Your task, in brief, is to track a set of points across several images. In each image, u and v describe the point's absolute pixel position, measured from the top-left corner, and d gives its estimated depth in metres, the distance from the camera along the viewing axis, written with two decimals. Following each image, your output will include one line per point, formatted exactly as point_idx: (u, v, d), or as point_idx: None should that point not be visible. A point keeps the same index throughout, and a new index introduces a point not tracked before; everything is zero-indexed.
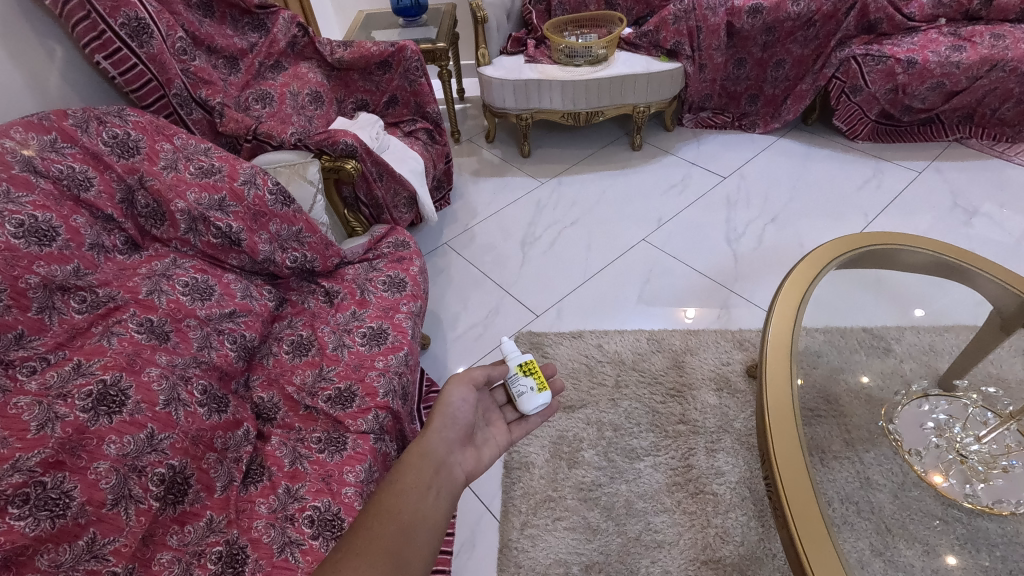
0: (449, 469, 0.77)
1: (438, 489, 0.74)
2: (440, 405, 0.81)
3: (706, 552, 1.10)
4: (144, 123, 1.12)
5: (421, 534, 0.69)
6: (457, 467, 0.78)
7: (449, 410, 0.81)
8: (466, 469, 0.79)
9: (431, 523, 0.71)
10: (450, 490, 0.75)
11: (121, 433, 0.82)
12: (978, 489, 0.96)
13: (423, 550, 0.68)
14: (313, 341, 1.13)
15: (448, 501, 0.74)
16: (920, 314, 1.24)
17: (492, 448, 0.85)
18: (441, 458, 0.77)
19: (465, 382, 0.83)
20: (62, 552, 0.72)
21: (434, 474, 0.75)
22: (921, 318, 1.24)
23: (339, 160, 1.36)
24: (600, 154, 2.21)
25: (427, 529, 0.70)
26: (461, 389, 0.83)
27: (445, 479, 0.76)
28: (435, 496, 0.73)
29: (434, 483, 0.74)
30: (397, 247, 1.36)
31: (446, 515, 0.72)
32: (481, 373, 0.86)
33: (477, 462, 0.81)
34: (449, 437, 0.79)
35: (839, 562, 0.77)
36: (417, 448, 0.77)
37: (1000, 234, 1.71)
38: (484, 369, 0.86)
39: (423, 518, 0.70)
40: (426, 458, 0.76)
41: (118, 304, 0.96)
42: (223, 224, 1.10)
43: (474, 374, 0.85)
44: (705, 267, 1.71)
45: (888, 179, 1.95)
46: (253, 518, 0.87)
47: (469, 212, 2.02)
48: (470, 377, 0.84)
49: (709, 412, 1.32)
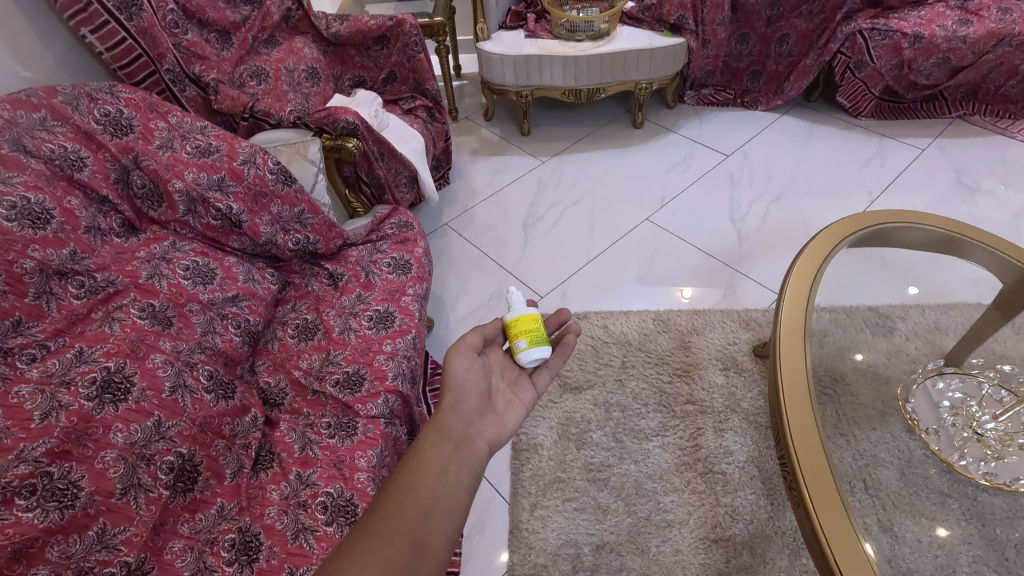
0: (470, 443, 0.72)
1: (459, 464, 0.69)
2: (447, 379, 0.74)
3: (716, 531, 1.11)
4: (137, 100, 1.08)
5: (443, 512, 0.64)
6: (479, 440, 0.73)
7: (459, 378, 0.75)
8: (487, 439, 0.74)
9: (453, 500, 0.66)
10: (472, 466, 0.70)
11: (128, 421, 0.80)
12: (994, 467, 0.99)
13: (445, 530, 0.63)
14: (319, 324, 1.11)
15: (470, 478, 0.69)
16: (915, 292, 1.23)
17: (513, 412, 0.79)
18: (462, 432, 0.71)
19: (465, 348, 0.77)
20: (72, 543, 0.71)
21: (454, 449, 0.70)
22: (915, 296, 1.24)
23: (340, 138, 1.31)
24: (601, 132, 2.17)
25: (448, 509, 0.65)
26: (462, 360, 0.76)
27: (466, 454, 0.70)
28: (456, 472, 0.68)
29: (455, 459, 0.69)
30: (400, 228, 1.33)
31: (468, 493, 0.67)
32: (476, 338, 0.79)
33: (500, 430, 0.76)
34: (467, 409, 0.74)
35: (857, 542, 0.78)
36: (435, 423, 0.71)
37: (1003, 212, 1.71)
38: (477, 332, 0.80)
39: (445, 497, 0.65)
40: (445, 434, 0.70)
41: (118, 289, 0.93)
42: (223, 205, 1.07)
43: (472, 340, 0.78)
44: (710, 246, 1.70)
45: (891, 156, 1.93)
46: (264, 505, 0.86)
47: (469, 192, 1.98)
48: (467, 340, 0.78)
49: (717, 391, 1.32)
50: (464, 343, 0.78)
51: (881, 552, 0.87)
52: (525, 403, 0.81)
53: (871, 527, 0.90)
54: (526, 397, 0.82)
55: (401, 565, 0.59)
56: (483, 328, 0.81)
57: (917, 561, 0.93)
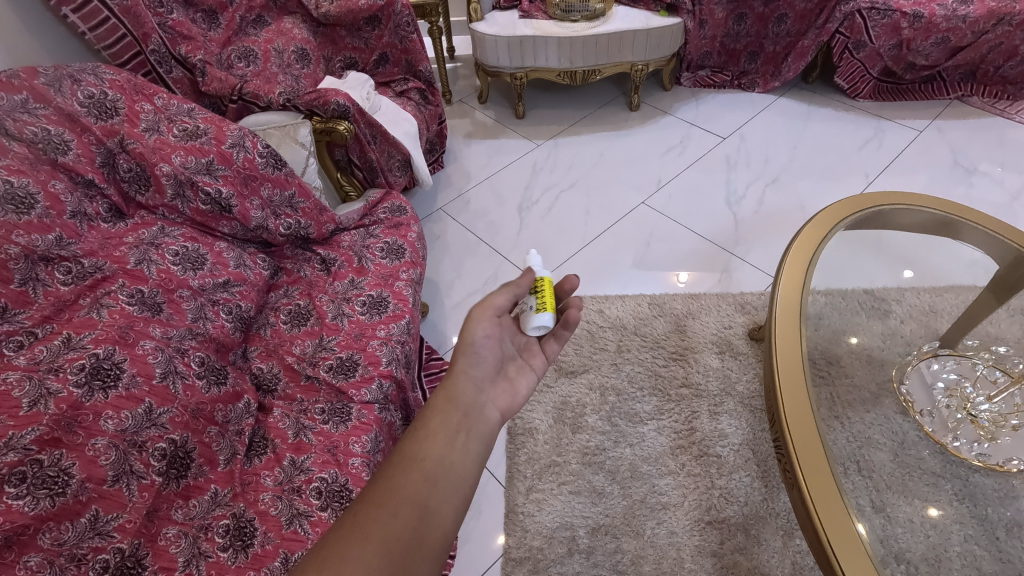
0: (479, 410, 0.71)
1: (467, 434, 0.68)
2: (462, 344, 0.74)
3: (711, 513, 1.11)
4: (121, 82, 1.05)
5: (450, 482, 0.63)
6: (489, 408, 0.72)
7: (469, 342, 0.74)
8: (499, 407, 0.73)
9: (461, 469, 0.65)
10: (481, 434, 0.69)
11: (118, 408, 0.79)
12: (987, 448, 0.99)
13: (451, 501, 0.62)
14: (311, 310, 1.10)
15: (479, 447, 0.67)
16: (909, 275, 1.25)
17: (525, 378, 0.77)
18: (470, 400, 0.71)
19: (484, 312, 0.76)
20: (64, 530, 0.70)
21: (462, 418, 0.69)
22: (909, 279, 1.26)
23: (331, 121, 1.30)
24: (597, 115, 2.15)
25: (454, 480, 0.63)
26: (481, 326, 0.75)
27: (475, 422, 0.70)
28: (464, 442, 0.67)
29: (463, 428, 0.68)
30: (393, 213, 1.32)
31: (476, 463, 0.66)
32: (502, 299, 0.78)
33: (512, 398, 0.75)
34: (476, 375, 0.73)
35: (851, 523, 0.78)
36: (443, 392, 0.71)
37: (999, 194, 1.70)
38: (505, 293, 0.79)
39: (452, 467, 0.64)
40: (452, 402, 0.70)
41: (106, 275, 0.91)
42: (212, 189, 1.05)
43: (495, 302, 0.78)
44: (707, 230, 1.69)
45: (889, 138, 1.92)
46: (259, 491, 0.85)
47: (463, 175, 1.96)
48: (491, 303, 0.77)
49: (712, 375, 1.32)
50: (485, 307, 0.77)
51: (873, 532, 0.88)
52: (538, 369, 0.79)
53: (864, 508, 0.91)
54: (539, 363, 0.80)
55: (404, 536, 0.57)
56: (513, 288, 0.79)
57: (908, 541, 0.93)
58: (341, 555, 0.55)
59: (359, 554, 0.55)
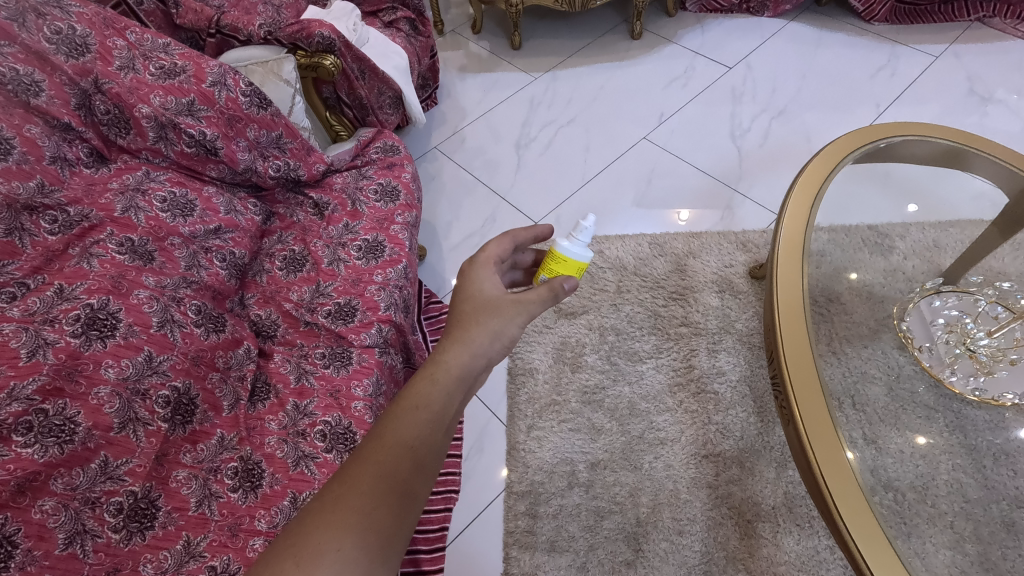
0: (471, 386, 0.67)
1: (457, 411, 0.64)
2: (491, 326, 0.65)
3: (707, 447, 1.14)
4: (89, 15, 0.97)
5: (432, 464, 0.61)
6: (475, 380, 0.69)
7: (499, 334, 0.66)
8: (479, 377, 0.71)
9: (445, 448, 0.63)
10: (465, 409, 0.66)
11: (118, 357, 0.79)
12: (982, 382, 1.00)
13: (429, 482, 0.61)
14: (306, 256, 1.08)
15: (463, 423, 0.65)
16: (914, 208, 1.23)
17: None
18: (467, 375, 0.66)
19: (522, 312, 0.67)
20: (76, 475, 0.72)
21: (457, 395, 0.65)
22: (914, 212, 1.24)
23: (317, 56, 1.22)
24: (597, 44, 2.04)
25: (437, 462, 0.61)
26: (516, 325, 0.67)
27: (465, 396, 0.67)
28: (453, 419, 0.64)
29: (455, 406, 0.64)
30: (385, 153, 1.28)
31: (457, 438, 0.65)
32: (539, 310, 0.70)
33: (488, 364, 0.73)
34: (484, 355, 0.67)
35: (843, 457, 0.80)
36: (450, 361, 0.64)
37: (1013, 123, 1.64)
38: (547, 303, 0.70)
39: (438, 449, 0.62)
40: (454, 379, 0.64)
41: (94, 223, 0.89)
42: (196, 130, 1.00)
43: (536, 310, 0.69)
44: (710, 165, 1.64)
45: (902, 65, 1.83)
46: (264, 435, 0.88)
47: (458, 111, 1.89)
48: (530, 306, 0.67)
49: (711, 314, 1.32)
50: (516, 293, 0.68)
51: (864, 462, 0.91)
52: None
53: (856, 439, 0.93)
54: None
55: (385, 528, 0.56)
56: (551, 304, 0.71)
57: (896, 470, 0.97)
58: (319, 547, 0.53)
59: (336, 549, 0.53)
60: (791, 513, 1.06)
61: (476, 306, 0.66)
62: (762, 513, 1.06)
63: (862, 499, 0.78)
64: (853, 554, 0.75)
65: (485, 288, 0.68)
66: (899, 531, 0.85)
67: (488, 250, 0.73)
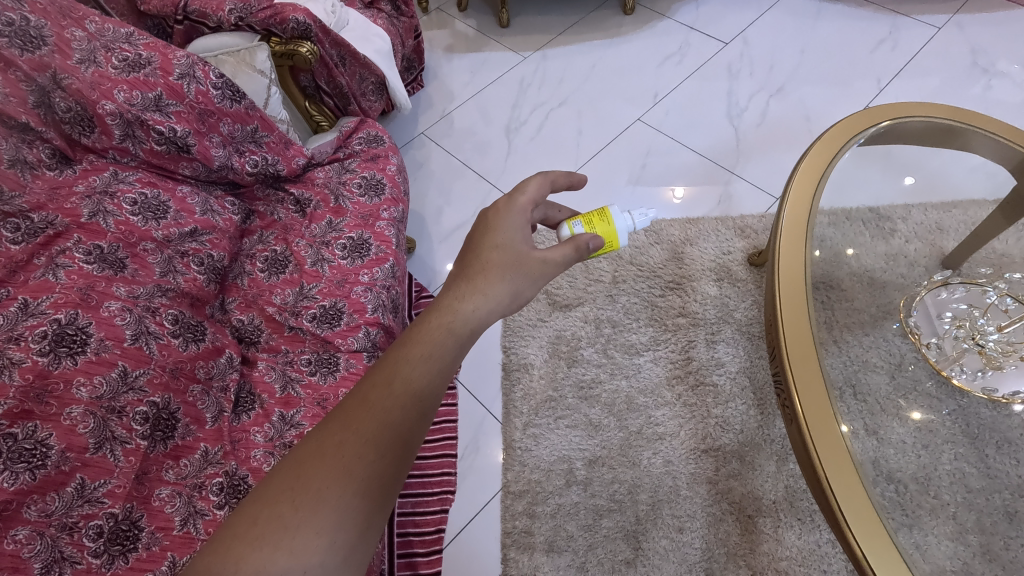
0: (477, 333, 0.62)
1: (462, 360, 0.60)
2: (509, 273, 0.61)
3: (707, 442, 1.12)
4: (42, 3, 0.89)
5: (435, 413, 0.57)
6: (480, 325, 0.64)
7: (518, 297, 0.62)
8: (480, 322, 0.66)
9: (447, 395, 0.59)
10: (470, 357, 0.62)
11: (89, 374, 0.75)
12: (988, 376, 0.97)
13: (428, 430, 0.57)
14: (289, 256, 1.03)
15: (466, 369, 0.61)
16: (909, 182, 1.18)
17: None
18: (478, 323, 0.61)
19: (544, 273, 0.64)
20: (50, 501, 0.69)
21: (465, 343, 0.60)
22: (909, 185, 1.19)
23: (292, 42, 1.16)
24: (587, 20, 1.96)
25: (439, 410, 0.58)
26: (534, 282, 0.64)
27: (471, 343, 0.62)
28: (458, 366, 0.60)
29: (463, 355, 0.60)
30: (368, 144, 1.22)
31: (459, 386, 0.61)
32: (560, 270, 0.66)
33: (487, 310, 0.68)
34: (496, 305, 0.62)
35: (850, 460, 0.78)
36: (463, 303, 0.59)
37: (1017, 95, 1.59)
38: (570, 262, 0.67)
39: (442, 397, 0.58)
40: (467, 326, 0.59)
41: (59, 231, 0.84)
42: (165, 127, 0.95)
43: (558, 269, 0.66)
44: (707, 147, 1.59)
45: (903, 38, 1.77)
46: (250, 448, 0.84)
47: (445, 94, 1.82)
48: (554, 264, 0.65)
49: (710, 303, 1.29)
50: (545, 257, 0.64)
51: (866, 454, 0.89)
52: None
53: (859, 432, 0.91)
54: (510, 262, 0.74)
55: (385, 479, 0.53)
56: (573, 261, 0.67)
57: (899, 461, 0.95)
58: (318, 495, 0.50)
59: (336, 499, 0.50)
60: (792, 508, 1.04)
61: (501, 259, 0.62)
62: (762, 508, 1.05)
63: (867, 500, 0.76)
64: (858, 557, 0.73)
65: (516, 239, 0.63)
66: (902, 524, 0.84)
67: (526, 193, 0.65)
